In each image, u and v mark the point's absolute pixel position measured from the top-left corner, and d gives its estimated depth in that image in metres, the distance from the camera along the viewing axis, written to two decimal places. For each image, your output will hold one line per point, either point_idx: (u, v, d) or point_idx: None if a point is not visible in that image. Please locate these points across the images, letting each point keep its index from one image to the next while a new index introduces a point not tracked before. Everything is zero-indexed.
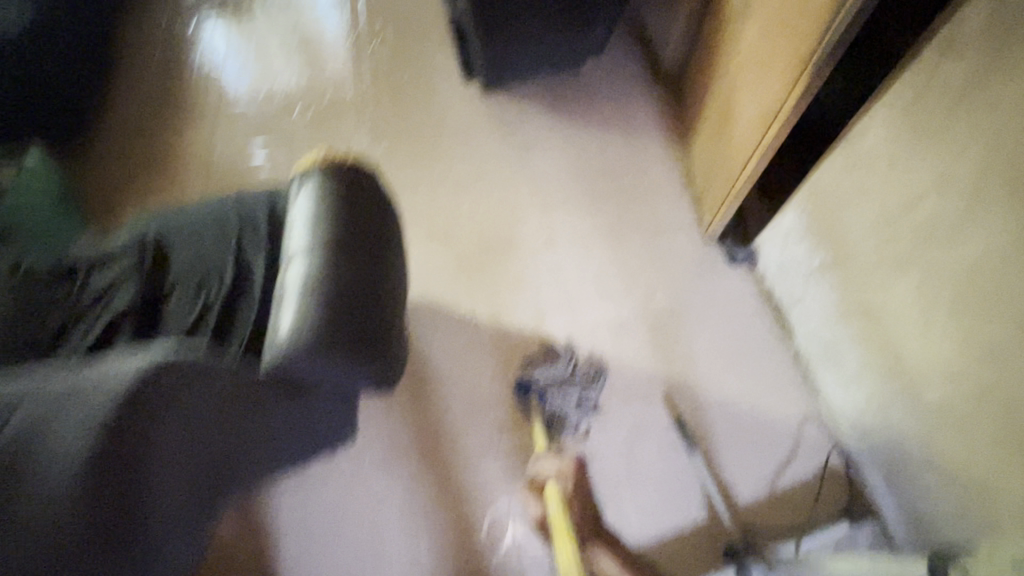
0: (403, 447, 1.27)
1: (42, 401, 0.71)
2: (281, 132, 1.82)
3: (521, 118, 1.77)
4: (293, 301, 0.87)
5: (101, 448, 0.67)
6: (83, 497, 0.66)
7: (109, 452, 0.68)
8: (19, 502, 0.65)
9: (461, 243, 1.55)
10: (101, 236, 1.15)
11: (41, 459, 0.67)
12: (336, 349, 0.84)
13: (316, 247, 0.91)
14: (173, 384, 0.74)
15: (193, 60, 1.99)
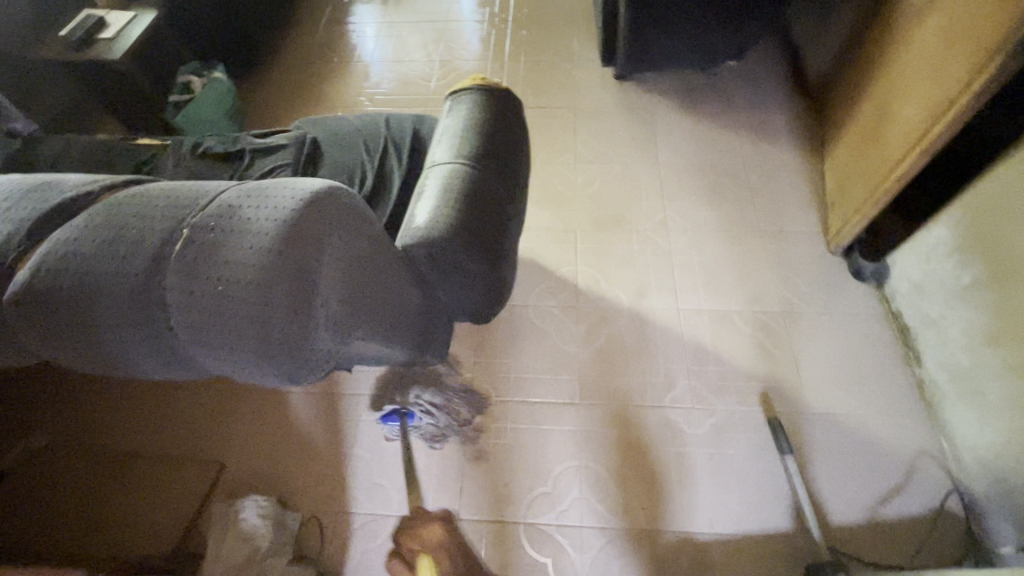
0: (483, 387, 1.30)
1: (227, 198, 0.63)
2: (418, 93, 1.96)
3: (649, 109, 1.78)
4: (432, 198, 0.92)
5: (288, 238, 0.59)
6: (269, 281, 0.58)
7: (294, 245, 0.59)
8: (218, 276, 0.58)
9: (572, 213, 1.57)
10: (266, 132, 1.29)
11: (227, 249, 0.59)
12: (465, 246, 0.89)
13: (460, 157, 0.98)
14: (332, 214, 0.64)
15: (353, 26, 2.20)
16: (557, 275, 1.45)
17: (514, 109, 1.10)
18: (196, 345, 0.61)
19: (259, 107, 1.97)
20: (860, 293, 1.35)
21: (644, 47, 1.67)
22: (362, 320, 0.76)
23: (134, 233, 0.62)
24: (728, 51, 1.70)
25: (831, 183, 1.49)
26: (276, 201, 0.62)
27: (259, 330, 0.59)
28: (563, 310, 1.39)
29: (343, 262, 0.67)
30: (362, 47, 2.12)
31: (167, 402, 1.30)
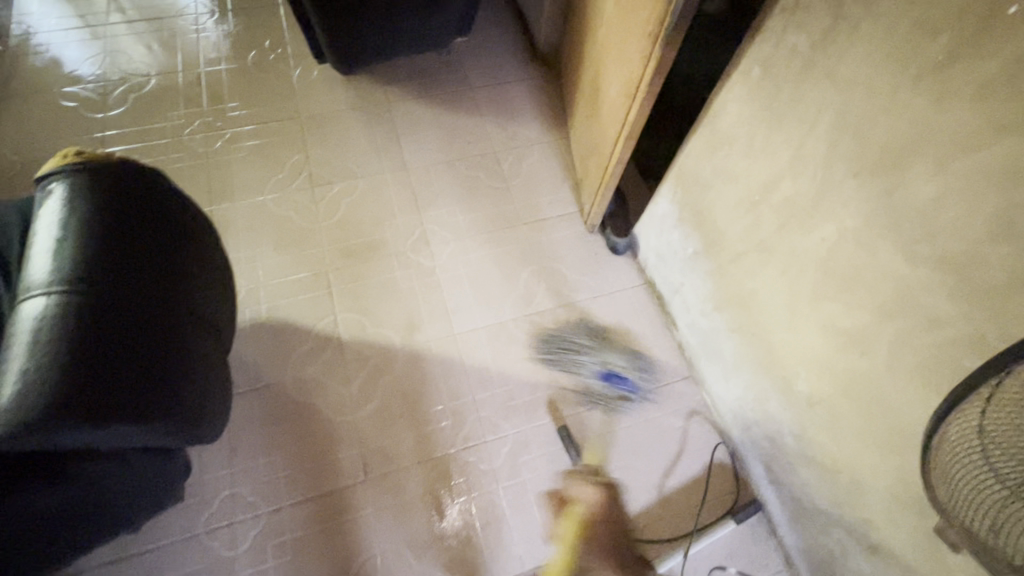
0: (248, 499, 1.10)
1: None
2: (88, 126, 1.50)
3: (386, 104, 1.58)
4: (20, 355, 0.65)
5: None
6: None
7: None
8: None
9: (319, 249, 1.35)
10: None
11: None
12: (91, 410, 0.64)
13: (62, 276, 0.70)
14: None
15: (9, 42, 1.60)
16: (316, 332, 1.25)
17: (148, 179, 0.82)
18: None
19: None
20: (620, 268, 1.37)
21: (353, 39, 1.44)
22: None
23: None
24: (453, 28, 1.55)
25: (576, 158, 1.47)
26: None
27: None
28: (330, 373, 1.22)
29: None
30: None
31: None
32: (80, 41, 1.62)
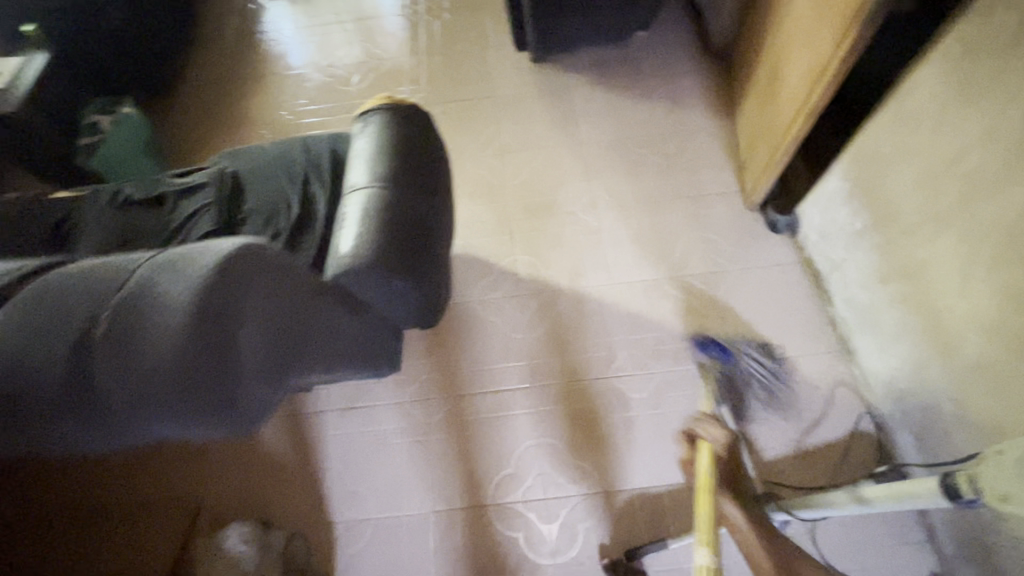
0: (440, 384, 1.36)
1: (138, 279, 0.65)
2: (338, 97, 1.93)
3: (569, 87, 1.81)
4: (353, 224, 0.96)
5: (195, 309, 0.61)
6: (182, 354, 0.60)
7: (203, 313, 0.62)
8: (136, 348, 0.61)
9: (506, 202, 1.62)
10: (185, 172, 1.29)
11: (144, 324, 0.62)
12: (393, 263, 0.93)
13: (375, 178, 1.02)
14: (244, 277, 0.67)
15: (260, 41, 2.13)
16: (499, 267, 1.51)
17: (422, 118, 1.13)
18: (123, 413, 0.63)
19: (175, 131, 1.92)
20: (776, 245, 1.45)
21: (550, 29, 1.69)
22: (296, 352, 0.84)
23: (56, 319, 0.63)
24: (636, 22, 1.74)
25: (742, 142, 1.58)
26: (188, 271, 0.65)
27: (183, 392, 0.61)
28: (506, 300, 1.45)
29: (261, 313, 0.71)
30: (272, 56, 2.07)
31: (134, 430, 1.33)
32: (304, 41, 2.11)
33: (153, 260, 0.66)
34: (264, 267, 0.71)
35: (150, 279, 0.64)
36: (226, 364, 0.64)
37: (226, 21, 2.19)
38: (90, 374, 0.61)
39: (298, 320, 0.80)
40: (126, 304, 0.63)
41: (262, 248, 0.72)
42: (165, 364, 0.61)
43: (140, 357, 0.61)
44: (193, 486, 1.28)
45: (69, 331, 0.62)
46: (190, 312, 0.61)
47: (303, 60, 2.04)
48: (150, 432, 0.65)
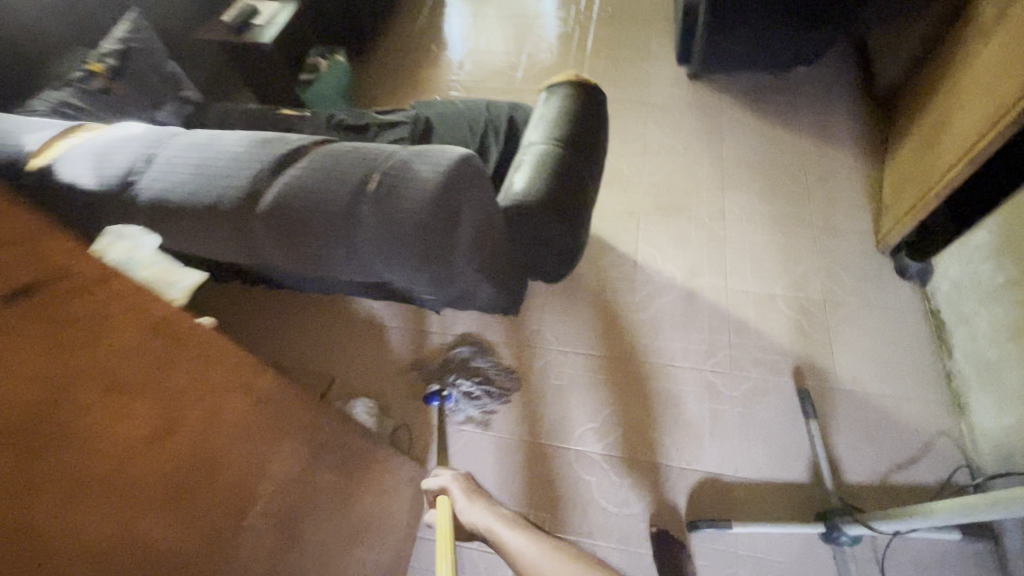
0: (547, 335, 1.50)
1: (393, 160, 0.83)
2: (504, 78, 2.17)
3: (719, 106, 1.91)
4: (529, 168, 1.16)
5: (444, 188, 0.79)
6: (430, 220, 0.79)
7: (449, 192, 0.80)
8: (394, 209, 0.79)
9: (638, 196, 1.74)
10: (387, 111, 1.56)
11: (403, 193, 0.80)
12: (554, 208, 1.12)
13: (554, 137, 1.21)
14: (473, 176, 0.84)
15: (434, 20, 2.42)
16: (620, 250, 1.63)
17: (598, 99, 1.31)
18: (374, 259, 0.82)
19: (364, 83, 2.25)
20: (902, 289, 1.46)
21: (720, 47, 1.79)
22: (488, 254, 1.03)
23: (333, 179, 0.82)
24: (801, 56, 1.81)
25: (886, 185, 1.59)
26: (435, 162, 0.82)
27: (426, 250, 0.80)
28: (621, 280, 1.57)
29: (481, 208, 0.88)
30: (455, 35, 2.36)
31: (296, 309, 1.61)
32: (461, 27, 2.38)
33: (405, 152, 0.85)
34: (480, 180, 0.87)
35: (404, 162, 0.82)
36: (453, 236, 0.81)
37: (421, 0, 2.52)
38: (354, 224, 0.80)
39: (490, 229, 0.98)
40: (389, 179, 0.80)
41: (480, 163, 0.87)
42: (414, 225, 0.79)
43: (395, 221, 0.79)
44: (324, 363, 1.50)
45: (345, 188, 0.81)
46: (442, 189, 0.79)
47: (464, 42, 2.31)
48: (380, 275, 0.88)
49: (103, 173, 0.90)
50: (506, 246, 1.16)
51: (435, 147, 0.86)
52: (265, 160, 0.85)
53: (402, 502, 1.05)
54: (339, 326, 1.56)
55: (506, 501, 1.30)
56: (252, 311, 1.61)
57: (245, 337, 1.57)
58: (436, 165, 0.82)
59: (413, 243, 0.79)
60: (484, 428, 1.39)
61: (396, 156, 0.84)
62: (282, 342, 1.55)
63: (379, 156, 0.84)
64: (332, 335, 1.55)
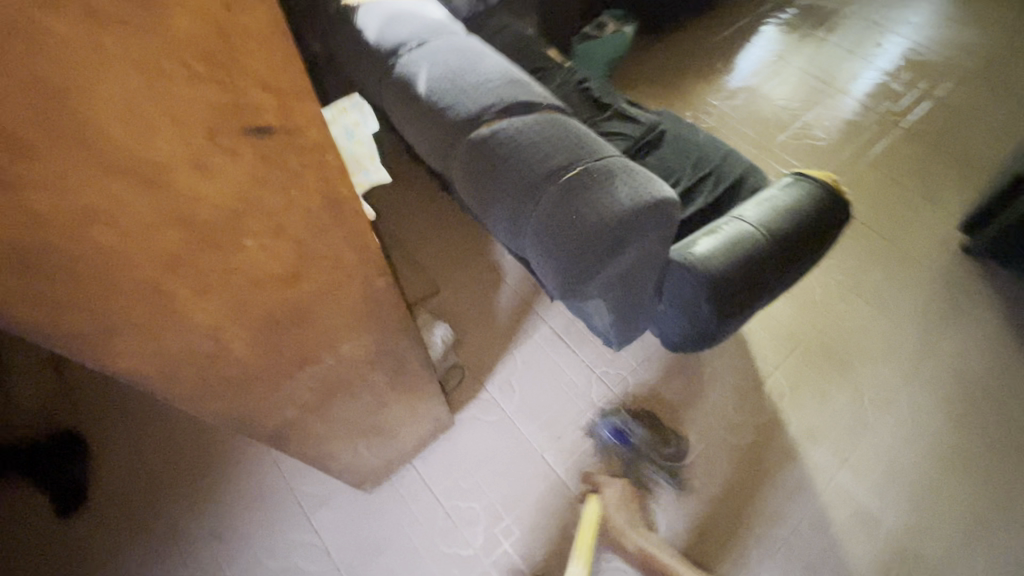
0: (629, 387, 1.42)
1: (601, 162, 0.81)
2: (763, 133, 1.98)
3: (976, 298, 1.57)
4: (723, 237, 1.07)
5: (628, 216, 0.76)
6: (597, 236, 0.76)
7: (629, 221, 0.77)
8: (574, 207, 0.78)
9: (812, 327, 1.53)
10: (633, 104, 1.53)
11: (591, 197, 0.77)
12: (720, 289, 1.03)
13: (767, 224, 1.12)
14: (660, 219, 0.80)
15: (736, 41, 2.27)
16: (754, 363, 1.47)
17: (837, 214, 1.18)
18: (529, 236, 0.82)
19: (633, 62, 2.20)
20: None
21: None
22: (628, 293, 0.99)
23: (542, 149, 0.82)
24: None
25: None
26: (636, 187, 0.79)
27: (578, 258, 0.79)
28: (734, 393, 1.42)
29: (647, 250, 0.84)
30: (746, 65, 2.19)
31: (448, 217, 1.70)
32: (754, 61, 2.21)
33: (616, 161, 0.83)
34: (664, 228, 0.82)
35: (609, 170, 0.80)
36: (607, 260, 0.79)
37: (737, 16, 2.36)
38: (531, 198, 0.80)
39: (645, 274, 0.94)
40: (587, 178, 0.79)
41: (675, 213, 0.83)
42: (582, 231, 0.77)
43: (566, 217, 0.77)
44: (438, 274, 1.60)
45: (547, 163, 0.81)
46: (625, 216, 0.76)
47: (745, 74, 2.16)
48: (521, 251, 0.88)
49: (384, 33, 1.00)
50: (650, 295, 1.11)
51: (645, 173, 0.83)
52: (504, 99, 0.89)
53: (414, 428, 1.11)
54: (469, 254, 1.63)
55: (493, 493, 1.28)
56: (416, 196, 1.74)
57: (397, 212, 1.71)
58: (635, 190, 0.79)
59: (571, 245, 0.78)
60: (521, 421, 1.37)
61: (607, 161, 0.82)
62: (418, 236, 1.66)
63: (591, 152, 0.83)
64: (458, 257, 1.63)
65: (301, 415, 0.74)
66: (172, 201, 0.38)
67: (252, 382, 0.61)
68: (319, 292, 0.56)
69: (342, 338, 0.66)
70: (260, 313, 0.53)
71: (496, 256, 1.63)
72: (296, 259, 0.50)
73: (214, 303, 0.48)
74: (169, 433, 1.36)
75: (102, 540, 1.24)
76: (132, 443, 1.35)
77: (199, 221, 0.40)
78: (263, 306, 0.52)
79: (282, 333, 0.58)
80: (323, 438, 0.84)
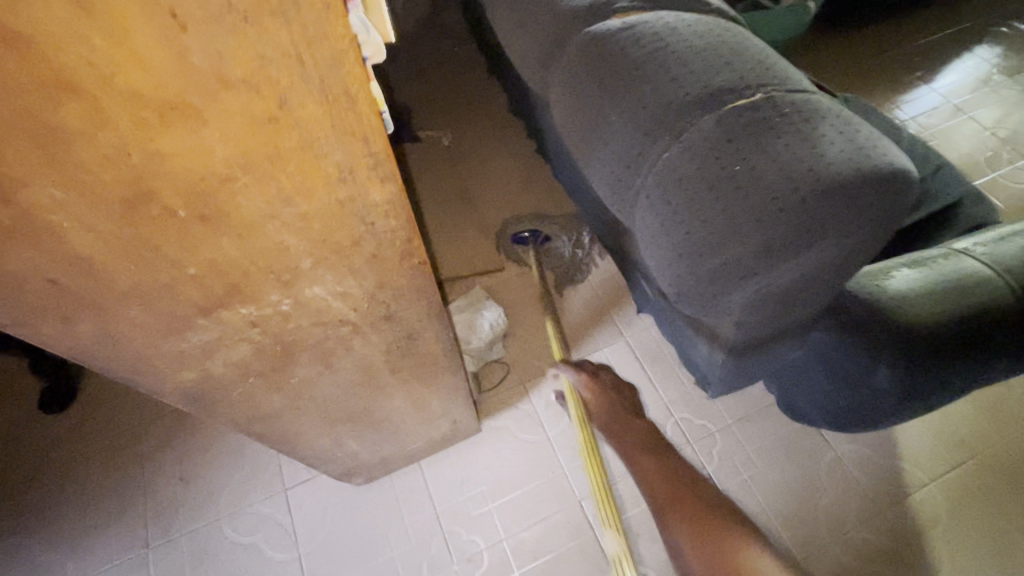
0: (712, 449, 1.07)
1: (792, 93, 0.48)
2: (962, 168, 1.51)
3: None
4: (933, 276, 0.69)
5: (830, 189, 0.43)
6: (764, 213, 0.45)
7: (829, 200, 0.44)
8: (733, 160, 0.46)
9: (1007, 437, 1.05)
10: (809, 84, 1.14)
11: (767, 148, 0.45)
12: (923, 354, 0.64)
13: (1019, 268, 0.69)
14: (878, 208, 0.46)
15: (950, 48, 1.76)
16: (904, 465, 1.03)
17: None
18: (646, 198, 0.52)
19: (806, 49, 1.75)
20: None
21: None
22: (776, 328, 0.65)
23: (698, 61, 0.51)
24: None
25: None
26: (851, 143, 0.45)
27: (721, 248, 0.48)
28: (862, 498, 1.01)
29: (838, 257, 0.50)
30: (956, 80, 1.69)
31: (535, 183, 1.41)
32: (967, 75, 1.70)
33: (818, 97, 0.49)
34: (882, 229, 0.48)
35: (806, 108, 0.47)
36: (769, 260, 0.47)
37: (955, 16, 1.84)
38: (666, 132, 0.49)
39: (811, 301, 0.59)
40: (772, 115, 0.47)
41: (906, 208, 0.48)
42: (739, 204, 0.45)
43: (720, 172, 0.46)
44: (506, 246, 1.32)
45: (706, 82, 0.49)
46: (826, 189, 0.43)
47: (950, 90, 1.67)
48: (628, 220, 0.58)
49: None
50: (792, 339, 0.76)
51: (868, 125, 0.48)
52: None
53: (422, 426, 0.84)
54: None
55: (506, 535, 0.99)
56: (504, 152, 1.46)
57: (476, 166, 1.44)
58: (850, 146, 0.45)
59: (715, 222, 0.47)
60: (563, 452, 1.07)
61: (803, 93, 0.49)
62: (493, 197, 1.39)
63: (777, 76, 0.50)
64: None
65: (243, 379, 0.49)
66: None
67: (137, 314, 0.36)
68: (245, 167, 0.30)
69: (303, 273, 0.40)
70: (121, 183, 0.27)
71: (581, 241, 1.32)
72: (185, 72, 0.24)
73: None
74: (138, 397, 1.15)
75: (73, 449, 1.10)
76: (102, 392, 1.16)
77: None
78: (121, 167, 0.26)
79: (175, 235, 0.32)
80: (283, 415, 0.59)
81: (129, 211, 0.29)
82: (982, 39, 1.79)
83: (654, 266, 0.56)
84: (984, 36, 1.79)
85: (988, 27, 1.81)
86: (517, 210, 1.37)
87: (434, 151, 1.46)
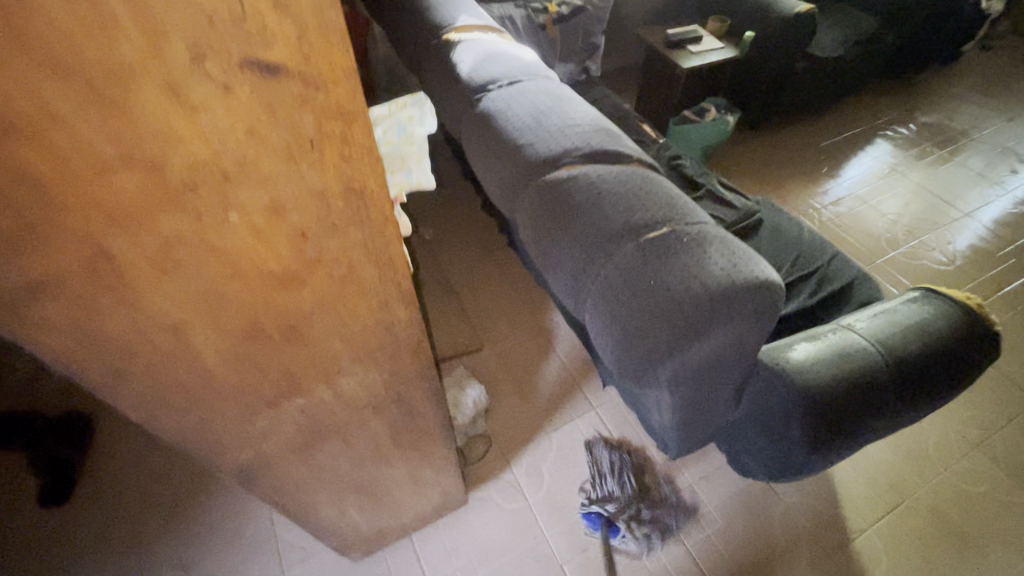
0: (676, 505, 1.19)
1: (689, 226, 0.68)
2: (869, 247, 1.78)
3: None
4: (822, 347, 0.89)
5: (715, 298, 0.62)
6: (671, 315, 0.63)
7: (715, 305, 0.62)
8: (647, 276, 0.65)
9: (926, 482, 1.21)
10: (729, 188, 1.39)
11: (670, 268, 0.64)
12: (819, 411, 0.82)
13: (886, 340, 0.89)
14: (753, 307, 0.64)
15: (849, 149, 2.11)
16: (841, 512, 1.17)
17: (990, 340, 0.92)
18: (591, 300, 0.71)
19: (732, 151, 2.08)
20: None
21: None
22: (710, 397, 0.83)
23: (623, 204, 0.70)
24: None
25: None
26: (730, 263, 0.64)
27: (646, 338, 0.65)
28: (808, 545, 1.13)
29: (733, 341, 0.67)
30: (856, 174, 2.02)
31: (509, 272, 1.59)
32: (865, 170, 2.04)
33: (710, 228, 0.69)
34: (762, 319, 0.67)
35: (699, 238, 0.66)
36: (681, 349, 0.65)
37: (851, 120, 2.21)
38: (604, 254, 0.68)
39: (727, 374, 0.77)
40: (673, 242, 0.66)
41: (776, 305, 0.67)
42: (653, 308, 0.64)
43: (641, 284, 0.65)
44: (483, 328, 1.47)
45: (628, 219, 0.69)
46: (711, 298, 0.62)
47: (854, 183, 1.99)
48: (580, 313, 0.76)
49: (478, 68, 0.96)
50: (726, 407, 0.92)
51: (744, 247, 0.67)
52: (588, 144, 0.79)
53: (416, 496, 0.95)
54: (520, 312, 1.50)
55: None
56: (479, 245, 1.66)
57: (457, 257, 1.62)
58: (729, 266, 0.64)
59: (638, 321, 0.66)
60: (543, 516, 1.17)
61: (697, 226, 0.68)
62: (472, 285, 1.56)
63: (679, 213, 0.70)
64: (508, 313, 1.50)
65: (283, 456, 0.61)
66: (145, 132, 0.28)
67: (225, 408, 0.49)
68: (321, 306, 0.45)
69: (343, 371, 0.54)
70: (248, 325, 0.43)
71: (550, 319, 1.49)
72: (302, 259, 0.40)
73: (183, 296, 0.37)
74: (140, 489, 1.20)
75: (70, 540, 1.13)
76: (104, 493, 1.20)
77: (182, 164, 0.31)
78: (248, 313, 0.42)
79: (271, 353, 0.47)
80: (305, 487, 0.70)
81: (253, 347, 0.45)
82: (875, 140, 2.16)
83: (603, 352, 0.73)
84: (876, 138, 2.16)
85: (878, 130, 2.19)
86: (493, 295, 1.54)
87: (417, 246, 1.64)
